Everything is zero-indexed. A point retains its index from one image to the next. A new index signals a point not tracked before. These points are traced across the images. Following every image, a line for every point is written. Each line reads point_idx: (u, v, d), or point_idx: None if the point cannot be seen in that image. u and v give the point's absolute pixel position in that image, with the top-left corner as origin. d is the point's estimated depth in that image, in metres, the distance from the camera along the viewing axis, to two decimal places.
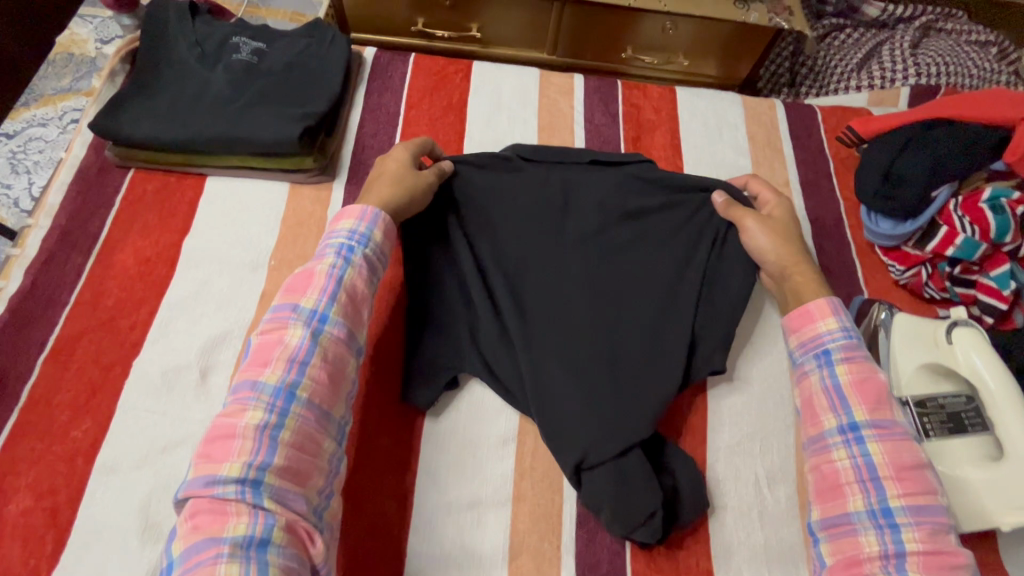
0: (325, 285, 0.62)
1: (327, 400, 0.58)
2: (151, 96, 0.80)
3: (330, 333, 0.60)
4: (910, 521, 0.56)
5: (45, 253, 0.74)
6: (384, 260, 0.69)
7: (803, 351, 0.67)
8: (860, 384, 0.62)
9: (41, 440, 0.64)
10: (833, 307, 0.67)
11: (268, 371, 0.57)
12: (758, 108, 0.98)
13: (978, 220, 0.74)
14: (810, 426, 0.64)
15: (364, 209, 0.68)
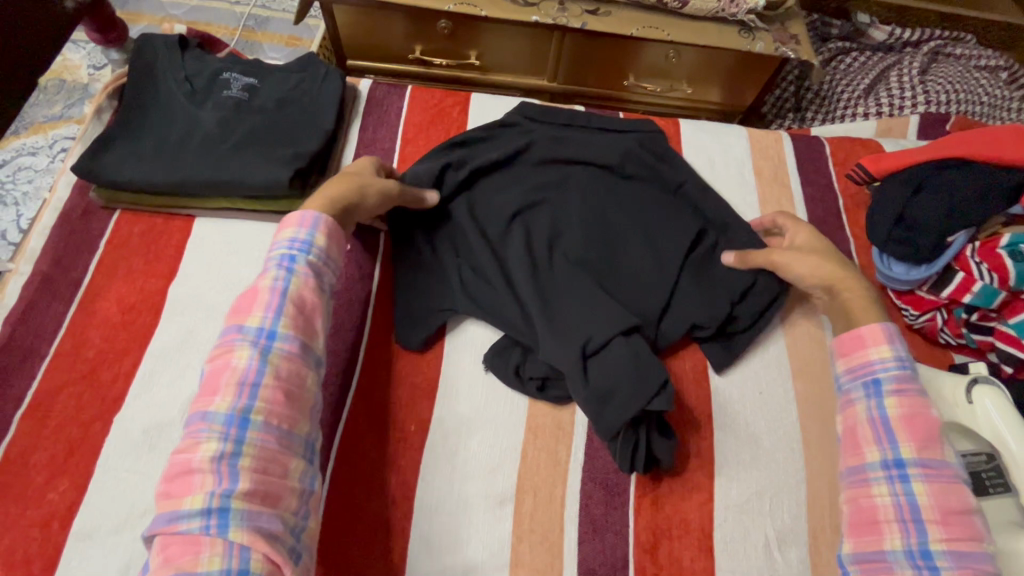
0: (269, 301, 0.59)
1: (289, 418, 0.55)
2: (137, 136, 0.78)
3: (280, 350, 0.57)
4: (952, 566, 0.52)
5: (25, 301, 0.71)
6: (334, 264, 0.66)
7: (851, 377, 0.63)
8: (911, 419, 0.59)
9: (15, 504, 0.61)
10: (888, 333, 0.63)
11: (217, 399, 0.54)
12: (764, 142, 0.95)
13: (997, 268, 0.71)
14: (851, 456, 0.61)
15: (302, 214, 0.64)
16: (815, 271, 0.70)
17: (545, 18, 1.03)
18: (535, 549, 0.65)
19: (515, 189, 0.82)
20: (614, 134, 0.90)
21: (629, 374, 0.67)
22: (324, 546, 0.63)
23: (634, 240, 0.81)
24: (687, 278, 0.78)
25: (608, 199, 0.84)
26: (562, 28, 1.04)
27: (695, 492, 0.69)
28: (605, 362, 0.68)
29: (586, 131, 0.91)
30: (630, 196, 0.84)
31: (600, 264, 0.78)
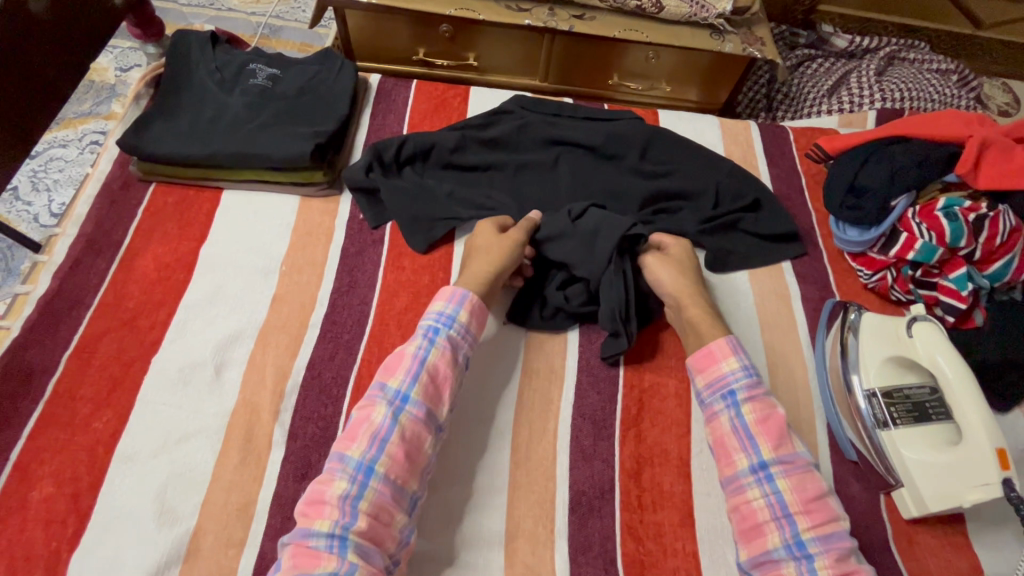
0: (410, 367, 0.68)
1: (403, 475, 0.62)
2: (173, 117, 0.87)
3: (409, 414, 0.65)
4: (821, 550, 0.61)
5: (72, 259, 0.80)
6: (471, 336, 0.74)
7: (710, 391, 0.72)
8: (764, 422, 0.68)
9: (65, 431, 0.68)
10: (731, 346, 0.73)
11: (354, 446, 0.63)
12: (735, 129, 1.06)
13: (934, 226, 0.80)
14: (725, 465, 0.69)
15: (453, 291, 0.74)
16: (673, 284, 0.81)
17: (536, 22, 1.14)
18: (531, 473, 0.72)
19: (508, 162, 0.94)
20: (599, 122, 1.00)
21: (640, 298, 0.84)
22: None
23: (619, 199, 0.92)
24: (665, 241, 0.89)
25: (593, 175, 0.95)
26: (552, 30, 1.16)
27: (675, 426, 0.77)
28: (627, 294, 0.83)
29: (576, 119, 1.00)
30: (608, 176, 0.95)
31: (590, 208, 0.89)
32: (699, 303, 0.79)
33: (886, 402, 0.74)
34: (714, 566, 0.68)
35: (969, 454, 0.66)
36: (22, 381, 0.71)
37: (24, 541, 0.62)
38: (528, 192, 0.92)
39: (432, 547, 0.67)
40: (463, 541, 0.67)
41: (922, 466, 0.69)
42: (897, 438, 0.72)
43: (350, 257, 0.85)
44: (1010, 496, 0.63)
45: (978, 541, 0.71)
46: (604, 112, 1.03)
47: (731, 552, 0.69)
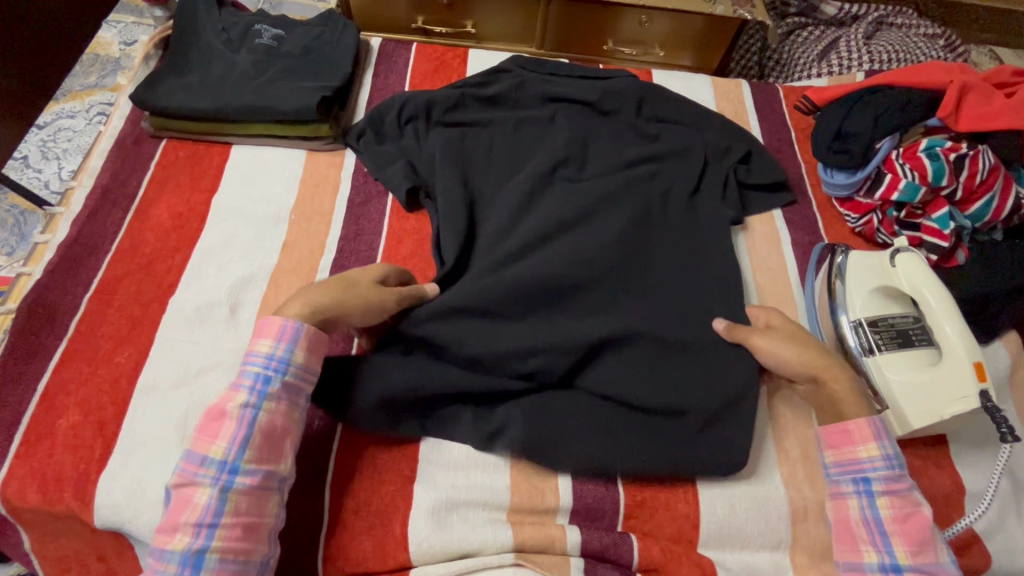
0: (234, 433, 0.61)
1: (243, 551, 0.58)
2: (183, 74, 0.91)
3: (239, 486, 0.59)
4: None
5: (88, 209, 0.83)
6: (312, 374, 0.67)
7: (841, 471, 0.67)
8: (902, 521, 0.63)
9: (88, 364, 0.71)
10: (876, 430, 0.66)
11: (176, 538, 0.58)
12: (726, 86, 1.09)
13: (917, 167, 0.84)
14: (847, 550, 0.65)
15: (282, 327, 0.65)
16: (806, 362, 0.71)
17: None
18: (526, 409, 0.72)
19: (506, 118, 0.96)
20: (596, 81, 1.03)
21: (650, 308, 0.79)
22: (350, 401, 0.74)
23: (587, 185, 0.89)
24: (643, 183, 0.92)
25: (588, 128, 0.97)
26: None
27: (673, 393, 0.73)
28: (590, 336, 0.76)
29: (574, 78, 1.04)
30: (602, 133, 0.98)
31: (548, 187, 0.90)
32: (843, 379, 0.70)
33: (871, 330, 0.77)
34: (708, 484, 0.72)
35: (949, 371, 0.70)
36: (44, 320, 0.74)
37: (53, 465, 0.65)
38: (521, 148, 0.95)
39: (439, 470, 0.70)
40: (469, 464, 0.70)
41: (905, 387, 0.72)
42: (882, 363, 0.75)
43: (356, 207, 0.88)
44: (986, 405, 0.67)
45: (959, 460, 0.75)
46: (600, 70, 1.06)
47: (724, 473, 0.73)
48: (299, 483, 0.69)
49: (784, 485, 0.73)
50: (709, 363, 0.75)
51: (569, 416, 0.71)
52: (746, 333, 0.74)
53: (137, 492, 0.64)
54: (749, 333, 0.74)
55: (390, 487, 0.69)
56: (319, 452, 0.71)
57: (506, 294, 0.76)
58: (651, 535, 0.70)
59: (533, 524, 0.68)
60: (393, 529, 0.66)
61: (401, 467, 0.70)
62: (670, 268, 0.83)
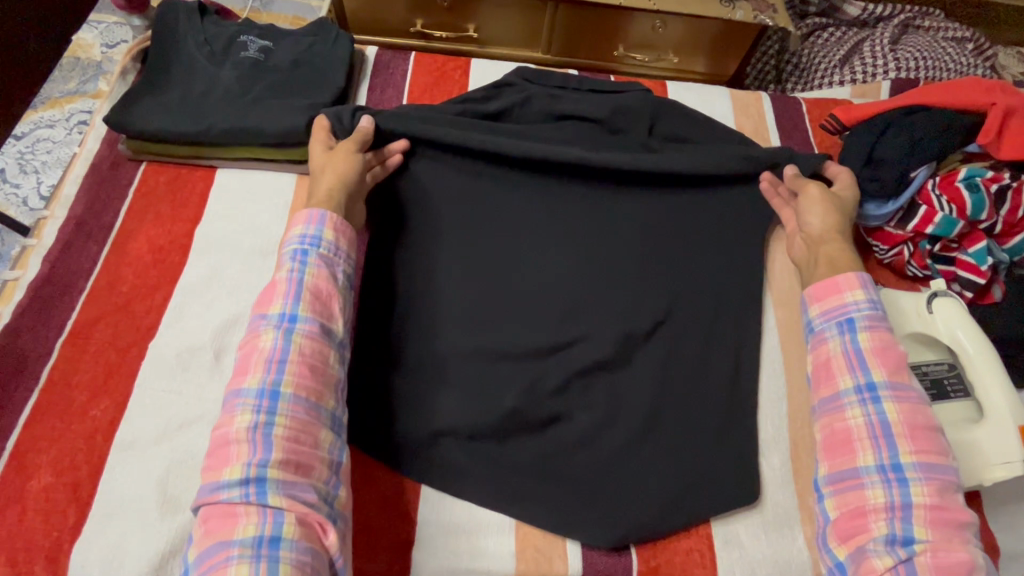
0: (287, 291, 0.64)
1: (315, 392, 0.60)
2: (163, 92, 0.84)
3: (301, 332, 0.62)
4: (919, 476, 0.57)
5: (62, 242, 0.77)
6: (344, 253, 0.70)
7: (825, 318, 0.68)
8: (881, 350, 0.64)
9: (62, 418, 0.66)
10: (862, 280, 0.68)
11: (249, 378, 0.59)
12: (745, 99, 1.02)
13: (955, 199, 0.78)
14: (826, 386, 0.65)
15: (311, 212, 0.69)
16: (823, 220, 0.76)
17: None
18: (534, 469, 0.68)
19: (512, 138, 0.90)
20: (607, 96, 0.96)
21: (662, 354, 0.75)
22: None
23: (598, 217, 0.84)
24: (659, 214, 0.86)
25: (596, 151, 0.91)
26: None
27: (685, 448, 0.70)
28: (593, 389, 0.73)
29: (582, 93, 0.96)
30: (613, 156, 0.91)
31: (557, 218, 0.85)
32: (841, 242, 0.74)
33: None
34: (728, 547, 0.67)
35: (990, 430, 0.65)
36: (13, 369, 0.68)
37: (23, 533, 0.61)
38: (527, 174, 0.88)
39: (438, 533, 0.65)
40: (471, 526, 0.66)
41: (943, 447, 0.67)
42: None
43: None
44: None
45: (994, 520, 0.70)
46: (611, 83, 0.99)
47: (745, 535, 0.68)
48: None
49: (809, 549, 0.68)
50: (721, 422, 0.72)
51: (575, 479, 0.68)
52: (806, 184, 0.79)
53: (115, 564, 0.59)
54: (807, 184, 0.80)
55: (386, 553, 0.64)
56: None
57: (509, 352, 0.73)
58: None
59: None
60: None
61: (399, 530, 0.65)
62: (688, 307, 0.78)
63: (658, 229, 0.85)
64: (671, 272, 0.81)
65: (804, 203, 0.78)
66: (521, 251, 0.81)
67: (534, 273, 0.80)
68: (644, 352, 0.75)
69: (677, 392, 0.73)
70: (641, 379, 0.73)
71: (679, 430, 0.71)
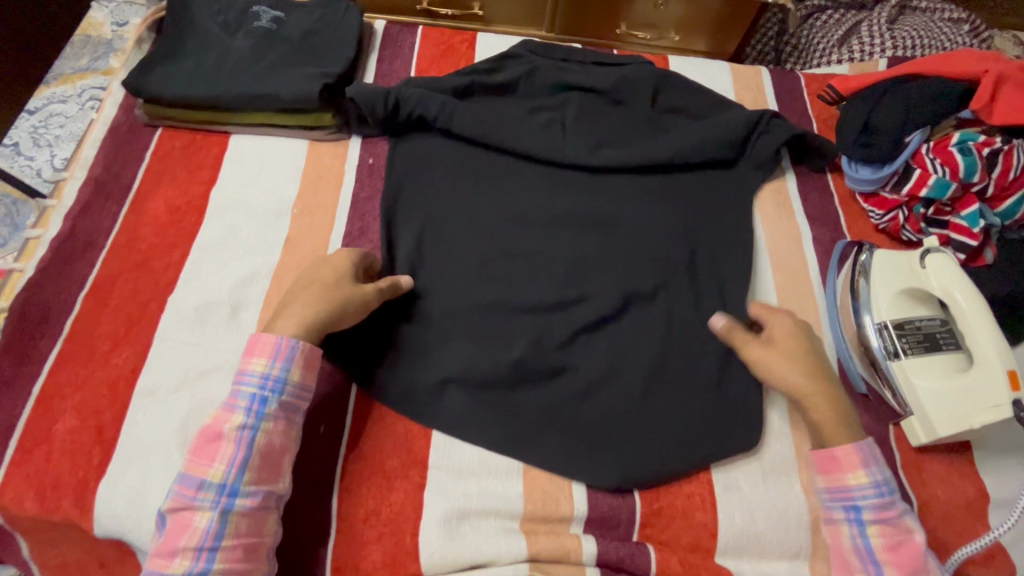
0: (233, 455, 0.60)
1: (244, 572, 0.58)
2: (178, 60, 0.86)
3: (239, 508, 0.59)
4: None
5: (82, 202, 0.79)
6: (308, 391, 0.66)
7: (831, 498, 0.65)
8: (894, 548, 0.62)
9: (85, 367, 0.68)
10: (864, 458, 0.64)
11: (177, 562, 0.57)
12: (745, 73, 1.05)
13: (948, 162, 0.80)
14: (840, 573, 0.64)
15: (278, 344, 0.64)
16: (785, 381, 0.69)
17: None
18: (540, 417, 0.71)
19: (520, 108, 0.93)
20: (611, 68, 0.98)
21: (664, 311, 0.77)
22: (359, 402, 0.72)
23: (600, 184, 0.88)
24: (661, 181, 0.89)
25: (600, 120, 0.94)
26: None
27: (688, 398, 0.73)
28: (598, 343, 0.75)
29: (587, 65, 0.99)
30: (616, 124, 0.94)
31: (561, 184, 0.87)
32: (821, 389, 0.68)
33: (897, 334, 0.74)
34: (727, 492, 0.69)
35: (979, 378, 0.67)
36: (38, 319, 0.71)
37: (51, 472, 0.63)
38: None
39: (449, 476, 0.68)
40: (480, 471, 0.68)
41: (933, 395, 0.70)
42: (908, 368, 0.72)
43: (361, 201, 0.84)
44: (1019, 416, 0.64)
45: (984, 468, 0.73)
46: (615, 56, 1.01)
47: (744, 481, 0.70)
48: (305, 491, 0.66)
49: (805, 493, 0.70)
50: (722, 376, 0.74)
51: (580, 428, 0.70)
52: (743, 339, 0.72)
53: (139, 501, 0.62)
54: (745, 340, 0.72)
55: (399, 495, 0.66)
56: (325, 456, 0.68)
57: (516, 309, 0.76)
58: (668, 544, 0.68)
59: (547, 534, 0.66)
60: (403, 539, 0.64)
61: (410, 473, 0.68)
62: (690, 267, 0.81)
63: (660, 195, 0.88)
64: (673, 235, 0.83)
65: (753, 355, 0.71)
66: (527, 215, 0.83)
67: (539, 235, 0.82)
68: (647, 309, 0.77)
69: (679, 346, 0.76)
70: (644, 334, 0.76)
71: (680, 383, 0.74)
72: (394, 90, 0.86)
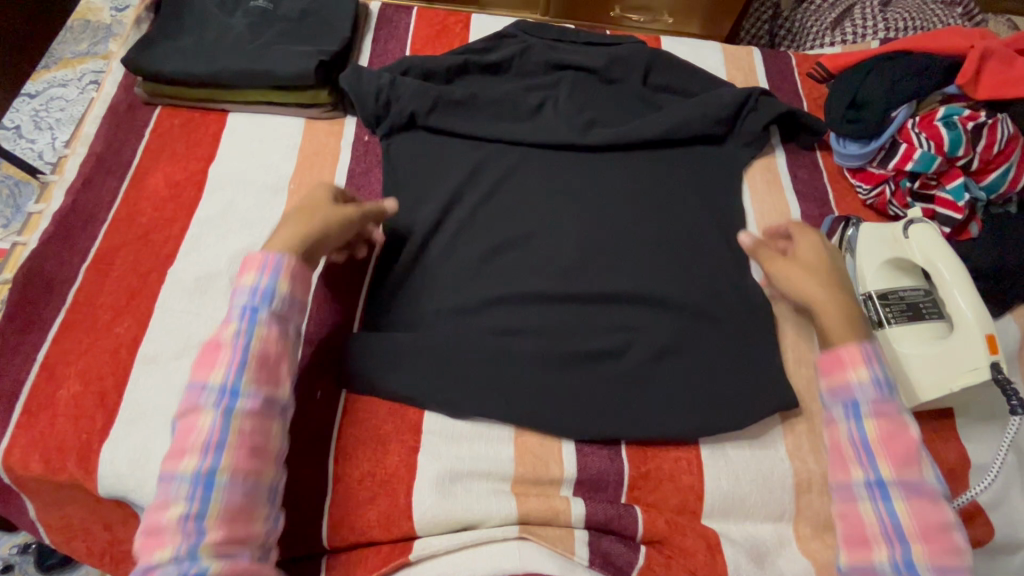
0: (230, 359, 0.59)
1: (253, 471, 0.56)
2: (176, 38, 0.87)
3: (241, 409, 0.57)
4: (929, 565, 0.54)
5: (83, 177, 0.81)
6: (300, 303, 0.65)
7: (832, 397, 0.62)
8: (889, 441, 0.59)
9: (88, 334, 0.70)
10: (868, 355, 0.62)
11: (185, 461, 0.55)
12: (737, 53, 1.06)
13: (933, 136, 0.81)
14: (838, 471, 0.61)
15: (264, 258, 0.63)
16: (798, 291, 0.69)
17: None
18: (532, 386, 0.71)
19: (514, 86, 0.94)
20: (603, 48, 0.99)
21: (654, 283, 0.78)
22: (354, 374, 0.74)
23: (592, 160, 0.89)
24: (653, 157, 0.90)
25: (592, 98, 0.95)
26: None
27: (677, 366, 0.74)
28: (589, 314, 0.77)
29: (579, 45, 1.00)
30: (609, 103, 0.95)
31: (553, 161, 0.88)
32: (839, 296, 0.67)
33: (881, 304, 0.75)
34: (714, 456, 0.71)
35: (961, 344, 0.69)
36: (41, 289, 0.73)
37: (55, 434, 0.65)
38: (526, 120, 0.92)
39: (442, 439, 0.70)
40: (472, 437, 0.70)
41: (915, 361, 0.71)
42: (890, 336, 0.74)
43: (357, 177, 0.86)
44: (998, 377, 0.66)
45: (965, 434, 0.75)
46: (607, 36, 1.02)
47: (730, 447, 0.72)
48: (303, 456, 0.69)
49: (789, 458, 0.72)
50: (711, 345, 0.75)
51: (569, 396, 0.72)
52: (768, 257, 0.72)
53: (141, 461, 0.64)
54: (771, 256, 0.72)
55: (395, 458, 0.68)
56: (320, 422, 0.70)
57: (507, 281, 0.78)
58: (656, 506, 0.70)
59: (537, 496, 0.68)
60: (397, 499, 0.66)
61: (404, 438, 0.69)
62: (680, 241, 0.82)
63: (651, 170, 0.89)
64: (663, 210, 0.85)
65: (782, 279, 0.71)
66: (519, 191, 0.85)
67: (532, 209, 0.84)
68: (637, 280, 0.79)
69: (670, 316, 0.77)
70: (633, 304, 0.78)
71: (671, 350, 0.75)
72: (387, 89, 0.87)
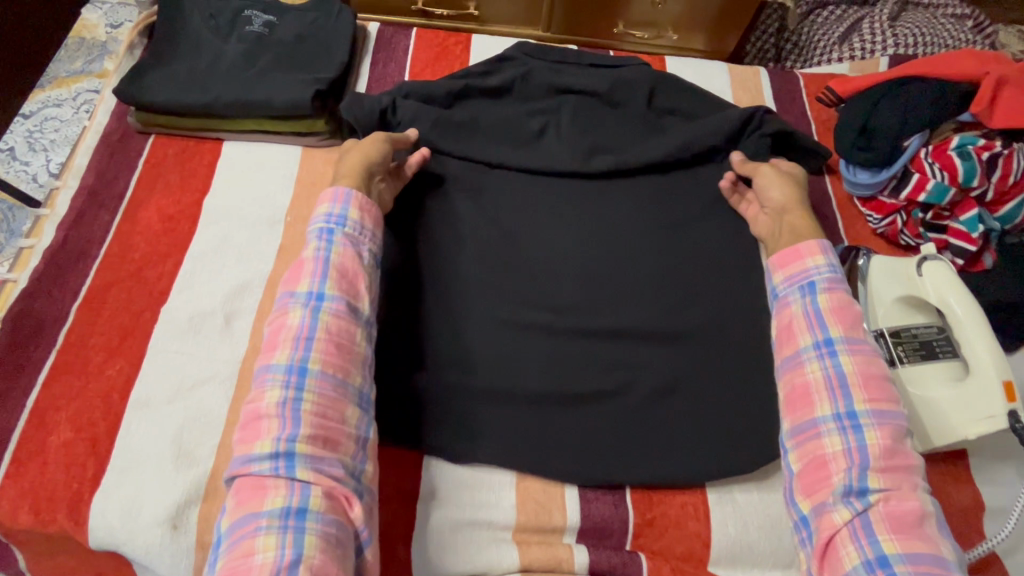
0: (315, 269, 0.67)
1: (342, 368, 0.62)
2: (170, 66, 0.86)
3: (329, 309, 0.64)
4: (873, 422, 0.60)
5: (75, 211, 0.79)
6: (370, 232, 0.72)
7: (789, 283, 0.70)
8: (839, 310, 0.66)
9: (79, 378, 0.69)
10: (823, 247, 0.70)
11: (278, 354, 0.62)
12: (743, 74, 1.04)
13: (947, 166, 0.79)
14: (786, 347, 0.67)
15: (335, 192, 0.72)
16: (781, 190, 0.79)
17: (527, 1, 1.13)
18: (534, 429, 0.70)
19: (517, 110, 0.92)
20: (607, 70, 0.97)
21: (660, 320, 0.76)
22: None
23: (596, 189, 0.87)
24: (659, 185, 0.87)
25: (596, 123, 0.92)
26: None
27: (684, 407, 0.72)
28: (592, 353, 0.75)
29: (582, 67, 0.97)
30: (612, 129, 0.93)
31: (555, 190, 0.86)
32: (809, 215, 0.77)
33: (893, 342, 0.73)
34: (721, 501, 0.69)
35: (977, 388, 0.67)
36: (32, 330, 0.71)
37: (45, 484, 0.63)
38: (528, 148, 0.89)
39: (442, 487, 0.68)
40: (472, 483, 0.68)
41: (929, 404, 0.69)
42: (903, 377, 0.71)
43: None
44: (1015, 426, 0.64)
45: (980, 478, 0.73)
46: (610, 57, 0.99)
47: (738, 491, 0.70)
48: None
49: None
50: (719, 386, 0.73)
51: (573, 439, 0.70)
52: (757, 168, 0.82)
53: (134, 513, 0.62)
54: (757, 167, 0.82)
55: (393, 507, 0.67)
56: None
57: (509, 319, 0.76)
58: (661, 553, 0.68)
59: (539, 545, 0.66)
60: (396, 550, 0.65)
61: (402, 484, 0.68)
62: (686, 275, 0.80)
63: (656, 199, 0.86)
64: (669, 242, 0.82)
65: (763, 179, 0.80)
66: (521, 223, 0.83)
67: (534, 243, 0.82)
68: (643, 316, 0.77)
69: (676, 355, 0.75)
70: (639, 342, 0.75)
71: (677, 391, 0.73)
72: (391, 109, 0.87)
